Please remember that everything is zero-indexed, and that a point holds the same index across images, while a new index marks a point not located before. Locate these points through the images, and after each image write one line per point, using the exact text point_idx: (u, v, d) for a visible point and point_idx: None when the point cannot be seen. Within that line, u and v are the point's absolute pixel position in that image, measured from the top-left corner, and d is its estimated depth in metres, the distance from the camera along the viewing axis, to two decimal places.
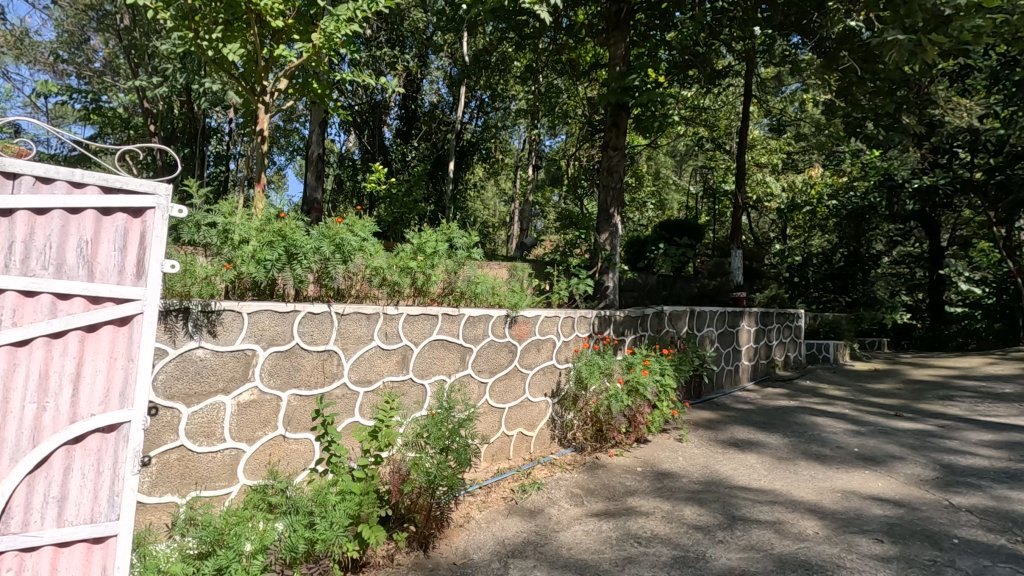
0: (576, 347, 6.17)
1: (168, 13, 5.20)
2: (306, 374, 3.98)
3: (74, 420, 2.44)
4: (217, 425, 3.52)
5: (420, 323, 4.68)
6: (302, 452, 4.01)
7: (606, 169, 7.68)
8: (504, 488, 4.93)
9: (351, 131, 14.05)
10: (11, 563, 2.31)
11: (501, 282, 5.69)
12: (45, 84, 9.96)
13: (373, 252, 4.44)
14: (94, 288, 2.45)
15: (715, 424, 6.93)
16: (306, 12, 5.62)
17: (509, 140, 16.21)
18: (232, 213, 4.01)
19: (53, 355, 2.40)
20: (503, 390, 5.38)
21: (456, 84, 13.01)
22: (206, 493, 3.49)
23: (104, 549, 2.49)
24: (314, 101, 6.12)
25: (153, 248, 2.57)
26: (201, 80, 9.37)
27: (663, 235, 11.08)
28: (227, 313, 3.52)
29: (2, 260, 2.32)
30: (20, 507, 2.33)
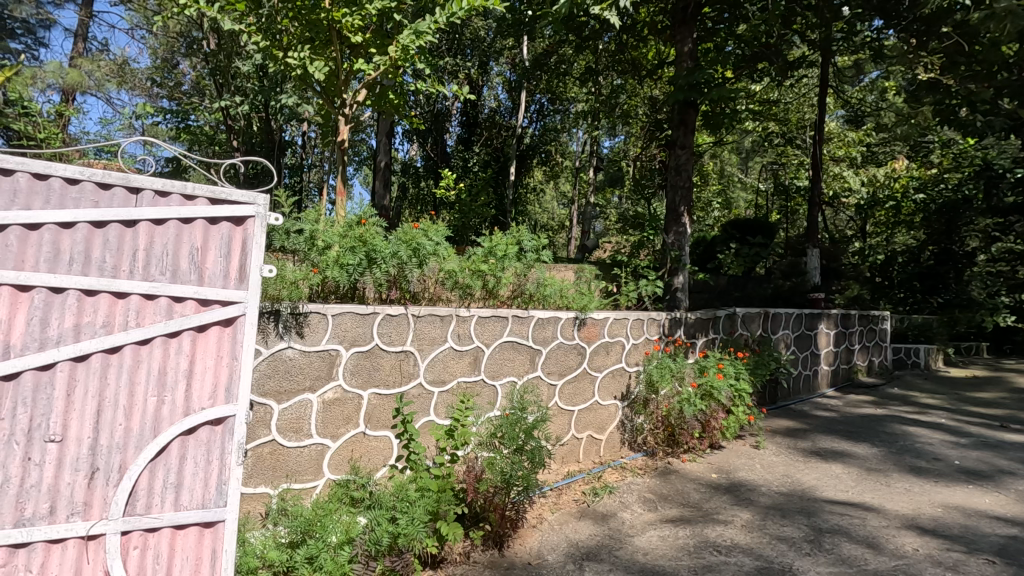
0: (647, 349, 6.07)
1: (261, 37, 5.59)
2: (385, 374, 4.14)
3: (187, 413, 2.65)
4: (305, 421, 3.74)
5: (492, 324, 4.76)
6: (382, 449, 4.17)
7: (674, 169, 7.50)
8: (576, 490, 4.91)
9: (414, 140, 14.48)
10: (137, 542, 2.54)
11: (569, 284, 5.67)
12: (144, 107, 10.79)
13: (446, 256, 4.56)
14: (203, 291, 2.66)
15: (794, 432, 6.60)
16: (383, 27, 5.81)
17: (569, 144, 16.15)
18: (317, 220, 4.24)
19: (170, 352, 2.62)
20: (573, 391, 5.37)
21: (516, 88, 13.04)
22: (295, 485, 3.71)
23: (213, 533, 2.70)
24: (390, 112, 6.33)
25: (254, 255, 2.78)
26: (278, 95, 9.88)
27: (734, 235, 10.67)
28: (314, 315, 3.72)
29: (126, 266, 2.55)
30: (144, 490, 2.56)
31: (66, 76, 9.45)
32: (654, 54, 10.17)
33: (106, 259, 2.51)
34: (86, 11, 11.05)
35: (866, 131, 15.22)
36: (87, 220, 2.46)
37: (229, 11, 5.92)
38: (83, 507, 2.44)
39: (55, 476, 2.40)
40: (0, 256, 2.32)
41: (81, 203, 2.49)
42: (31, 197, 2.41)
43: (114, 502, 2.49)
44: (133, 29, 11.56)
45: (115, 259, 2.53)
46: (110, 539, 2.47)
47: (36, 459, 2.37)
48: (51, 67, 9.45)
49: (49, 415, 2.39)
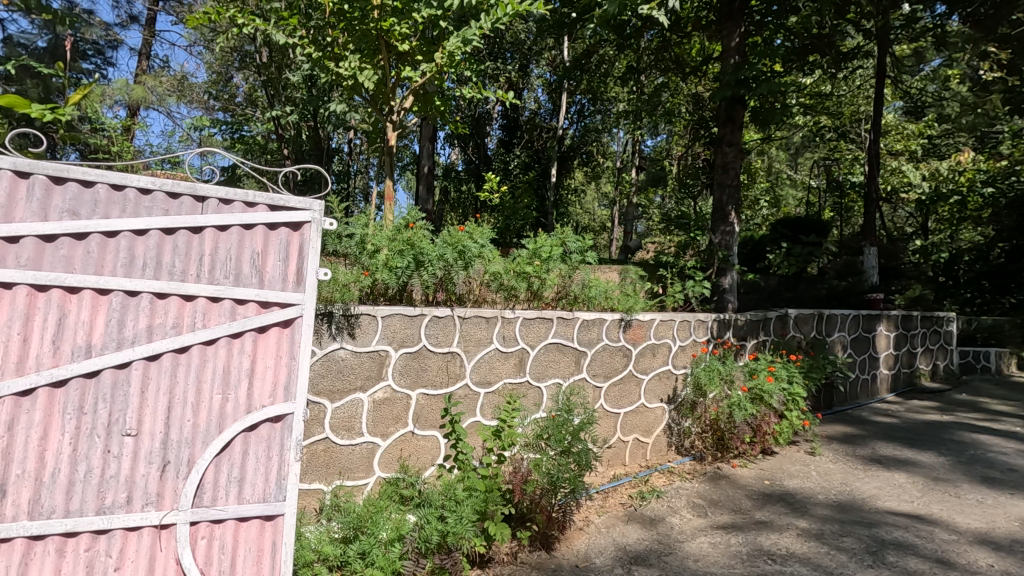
0: (694, 351, 5.95)
1: (313, 48, 5.79)
2: (433, 375, 4.22)
3: (249, 411, 2.78)
4: (356, 419, 3.85)
5: (537, 326, 4.77)
6: (429, 449, 4.24)
7: (721, 167, 7.32)
8: (622, 493, 4.86)
9: (456, 145, 14.65)
10: (204, 532, 2.68)
11: (614, 285, 5.60)
12: (201, 119, 11.33)
13: (491, 258, 4.61)
14: (264, 294, 2.79)
15: (852, 438, 6.33)
16: (429, 35, 5.91)
17: (610, 144, 15.97)
18: (367, 224, 4.36)
19: (233, 352, 2.75)
20: (618, 394, 5.31)
21: (556, 90, 12.98)
22: (347, 482, 3.82)
23: (274, 526, 2.82)
24: (435, 117, 6.42)
25: (310, 259, 2.89)
26: (326, 103, 10.19)
27: (785, 234, 10.32)
28: (364, 317, 3.84)
29: (194, 270, 2.69)
30: (210, 484, 2.69)
31: (132, 92, 10.01)
32: (699, 51, 9.95)
33: (176, 264, 2.66)
34: (149, 31, 11.72)
35: (927, 123, 14.45)
36: (159, 227, 2.61)
37: (281, 24, 6.15)
38: (156, 498, 2.59)
39: (131, 468, 2.55)
40: (84, 262, 2.50)
41: (153, 212, 2.64)
42: (109, 207, 2.57)
43: (183, 494, 2.62)
44: (191, 46, 12.16)
45: (183, 264, 2.67)
46: (181, 529, 2.61)
47: (114, 451, 2.53)
48: (119, 85, 10.04)
49: (125, 410, 2.55)
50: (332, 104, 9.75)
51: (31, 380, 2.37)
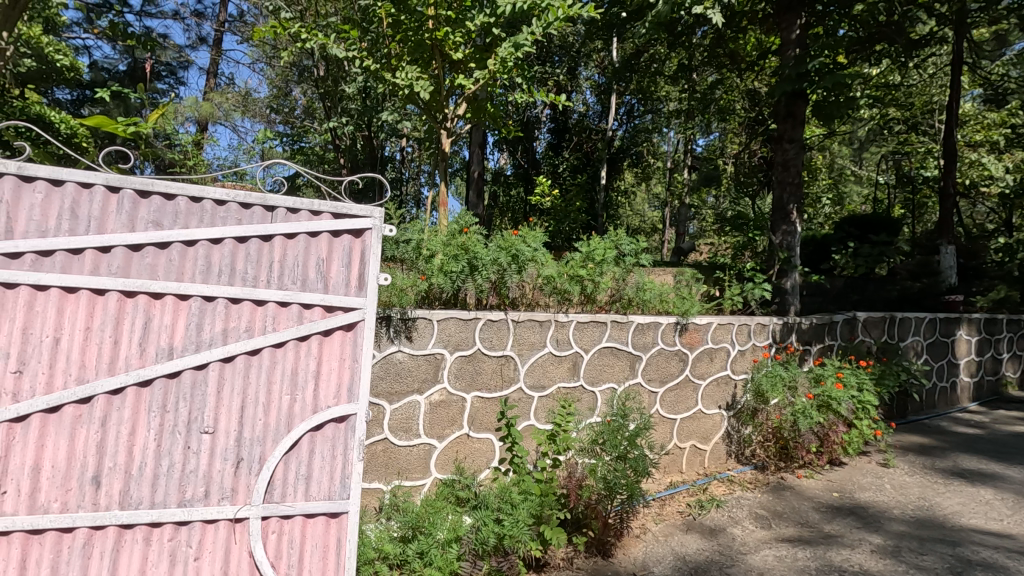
0: (755, 356, 5.74)
1: (370, 60, 5.97)
2: (487, 378, 4.26)
3: (315, 411, 2.89)
4: (413, 421, 3.93)
5: (590, 330, 4.72)
6: (484, 451, 4.28)
7: (782, 164, 7.04)
8: (680, 502, 4.74)
9: (504, 150, 14.72)
10: (275, 527, 2.81)
11: (669, 288, 5.48)
12: (264, 132, 11.89)
13: (544, 261, 4.61)
14: (329, 299, 2.90)
15: (929, 449, 5.92)
16: (482, 43, 5.98)
17: (661, 144, 15.64)
18: (422, 229, 4.46)
19: (301, 354, 2.87)
20: (674, 400, 5.19)
21: (605, 92, 12.80)
22: (406, 482, 3.92)
23: (339, 523, 2.91)
24: (488, 123, 6.47)
25: (371, 265, 2.99)
26: (380, 113, 10.46)
27: (852, 232, 9.72)
28: (420, 321, 3.93)
29: (264, 277, 2.83)
30: (280, 481, 2.81)
31: (201, 108, 10.63)
32: (755, 46, 9.60)
33: (248, 271, 2.80)
34: (217, 50, 12.42)
35: (1010, 111, 13.38)
36: (233, 236, 2.76)
37: (340, 39, 6.36)
38: (231, 493, 2.73)
39: (208, 464, 2.70)
40: (166, 269, 2.67)
41: (228, 221, 2.79)
42: (188, 217, 2.73)
43: (256, 490, 2.76)
44: (254, 64, 12.82)
45: (255, 271, 2.81)
46: (253, 522, 2.75)
47: (194, 447, 2.68)
48: (189, 102, 10.68)
49: (203, 409, 2.71)
50: (385, 113, 10.00)
51: (121, 380, 2.55)
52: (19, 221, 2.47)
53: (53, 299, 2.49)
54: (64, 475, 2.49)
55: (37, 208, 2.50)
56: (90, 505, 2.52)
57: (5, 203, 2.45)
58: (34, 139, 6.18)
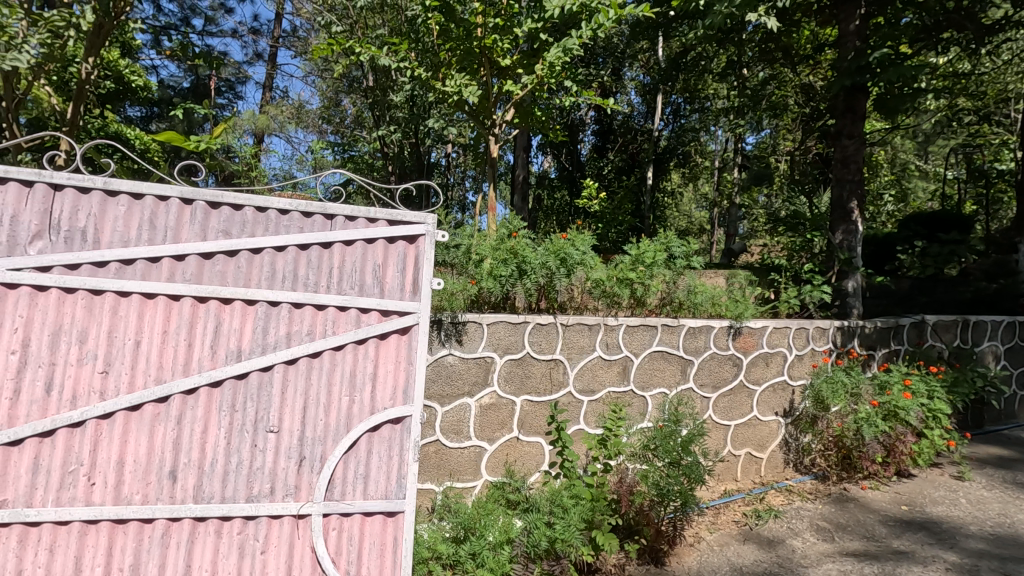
0: (814, 361, 5.52)
1: (421, 70, 6.11)
2: (537, 381, 4.27)
3: (373, 412, 2.98)
4: (464, 423, 3.99)
5: (640, 333, 4.66)
6: (534, 455, 4.29)
7: (841, 161, 6.76)
8: (735, 511, 4.61)
9: (548, 153, 14.70)
10: (335, 524, 2.91)
11: (722, 291, 5.34)
12: (316, 142, 12.33)
13: (593, 265, 4.59)
14: (385, 303, 2.99)
15: (1009, 462, 5.54)
16: (529, 48, 6.02)
17: (709, 143, 15.25)
18: (472, 234, 4.53)
19: (359, 356, 2.97)
20: (728, 405, 5.05)
21: (651, 92, 12.58)
22: (457, 484, 3.98)
23: (395, 522, 2.99)
24: (535, 127, 6.50)
25: (425, 270, 3.06)
26: (427, 121, 10.65)
27: (919, 231, 9.18)
28: (471, 324, 3.98)
29: (325, 282, 2.94)
30: (340, 479, 2.91)
31: (258, 121, 11.12)
32: (810, 39, 9.24)
33: (310, 277, 2.92)
34: (273, 65, 12.97)
35: None
36: (295, 243, 2.88)
37: (391, 50, 6.53)
38: (294, 490, 2.85)
39: (274, 461, 2.83)
40: (235, 276, 2.82)
41: (291, 229, 2.92)
42: (255, 226, 2.87)
43: (317, 487, 2.86)
44: (306, 77, 13.32)
45: (316, 277, 2.93)
46: (315, 519, 2.85)
47: (260, 446, 2.82)
48: (247, 115, 11.20)
49: (269, 409, 2.83)
50: (433, 120, 10.19)
51: (195, 380, 2.71)
52: (105, 231, 2.66)
53: (135, 304, 2.66)
54: (145, 469, 2.66)
55: (120, 220, 2.68)
56: (168, 498, 2.69)
57: (93, 216, 2.65)
58: (114, 156, 6.67)
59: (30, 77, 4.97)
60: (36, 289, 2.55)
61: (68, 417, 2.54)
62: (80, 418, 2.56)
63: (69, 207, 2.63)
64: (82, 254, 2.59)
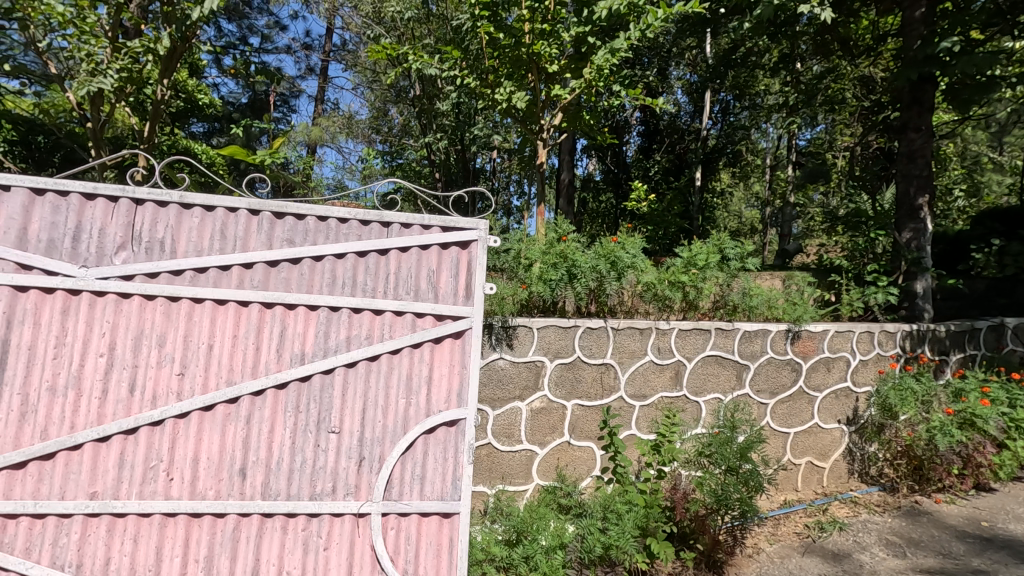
0: (880, 366, 5.25)
1: (471, 79, 6.21)
2: (588, 386, 4.25)
3: (428, 415, 3.05)
4: (516, 427, 4.03)
5: (693, 337, 4.56)
6: (586, 459, 4.28)
7: (907, 155, 6.40)
8: (796, 522, 4.44)
9: (593, 156, 14.57)
10: (393, 523, 2.99)
11: (779, 293, 5.15)
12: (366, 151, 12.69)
13: (643, 268, 4.53)
14: (439, 308, 3.06)
15: None
16: (577, 52, 6.01)
17: (761, 141, 14.78)
18: (521, 239, 4.56)
19: (414, 360, 3.04)
20: (787, 412, 4.87)
21: (698, 91, 12.26)
22: (509, 487, 4.03)
23: (451, 523, 3.04)
24: (584, 130, 6.47)
25: (478, 275, 3.12)
26: (473, 128, 10.78)
27: (995, 228, 8.59)
28: (521, 328, 4.02)
29: (382, 288, 3.04)
30: (397, 479, 2.99)
31: (311, 133, 11.55)
32: (869, 28, 8.80)
33: (368, 282, 3.02)
34: (325, 79, 13.45)
35: None
36: (354, 250, 2.99)
37: (439, 59, 6.66)
38: (355, 489, 2.94)
39: (335, 461, 2.93)
40: (298, 282, 2.94)
41: (349, 237, 3.02)
42: (316, 234, 2.99)
43: (376, 487, 2.95)
44: (356, 88, 13.75)
45: (373, 282, 3.03)
46: (374, 518, 2.93)
47: (322, 445, 2.92)
48: (301, 127, 11.65)
49: (330, 410, 2.94)
50: (478, 127, 10.30)
51: (262, 382, 2.84)
52: (180, 241, 2.84)
53: (208, 310, 2.83)
54: (217, 466, 2.81)
55: (194, 231, 2.86)
56: (238, 494, 2.83)
57: (170, 227, 2.83)
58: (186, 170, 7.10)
59: (113, 99, 5.34)
60: (120, 296, 2.75)
61: (149, 416, 2.72)
62: (159, 417, 2.73)
63: (150, 219, 2.81)
64: (161, 264, 2.77)
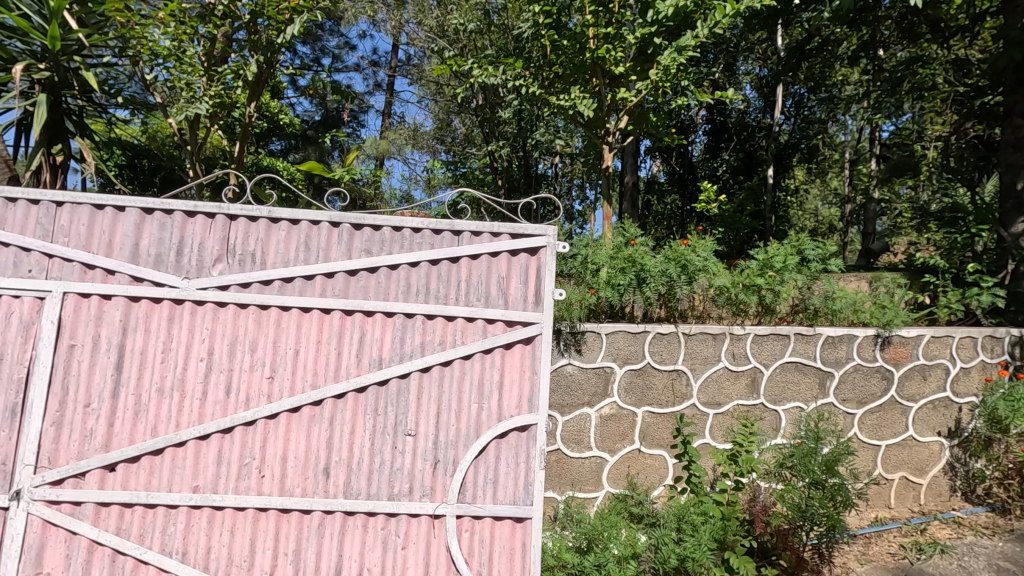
0: (986, 375, 4.79)
1: (535, 87, 6.24)
2: (658, 393, 4.18)
3: (500, 420, 3.09)
4: (585, 433, 4.06)
5: (770, 343, 4.37)
6: (657, 468, 4.18)
7: (1012, 143, 5.83)
8: (890, 541, 4.15)
9: (657, 157, 14.22)
10: (468, 525, 3.05)
11: (866, 295, 4.81)
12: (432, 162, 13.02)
13: (715, 271, 4.38)
14: (509, 314, 3.10)
15: None
16: (643, 52, 5.90)
17: (839, 134, 13.90)
18: (588, 243, 4.52)
19: (485, 365, 3.10)
20: (877, 424, 4.55)
21: (769, 85, 11.69)
22: (579, 493, 4.06)
23: (524, 528, 3.06)
24: (650, 132, 6.34)
25: (547, 281, 3.14)
26: (534, 135, 10.82)
27: None
28: (590, 334, 4.09)
29: (454, 294, 3.12)
30: (470, 483, 3.05)
31: (380, 146, 12.00)
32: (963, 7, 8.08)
33: (440, 290, 3.11)
34: (392, 93, 13.94)
35: None
36: (427, 259, 3.09)
37: (503, 68, 6.73)
38: (430, 490, 3.03)
39: (411, 463, 3.03)
40: (376, 290, 3.07)
41: (423, 246, 3.12)
42: (392, 244, 3.11)
43: (451, 489, 3.02)
44: (420, 101, 14.15)
45: (445, 289, 3.11)
46: (449, 520, 3.01)
47: (400, 447, 3.03)
48: (371, 142, 12.13)
49: (407, 413, 3.05)
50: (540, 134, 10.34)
51: (343, 386, 2.99)
52: (270, 254, 3.04)
53: (295, 317, 3.01)
54: (303, 465, 2.98)
55: (281, 243, 3.05)
56: (322, 493, 2.98)
57: (260, 240, 3.04)
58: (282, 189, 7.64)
59: (208, 123, 5.80)
60: (218, 305, 2.97)
61: (243, 416, 2.92)
62: (252, 417, 2.93)
63: (242, 233, 3.03)
64: (253, 274, 2.98)
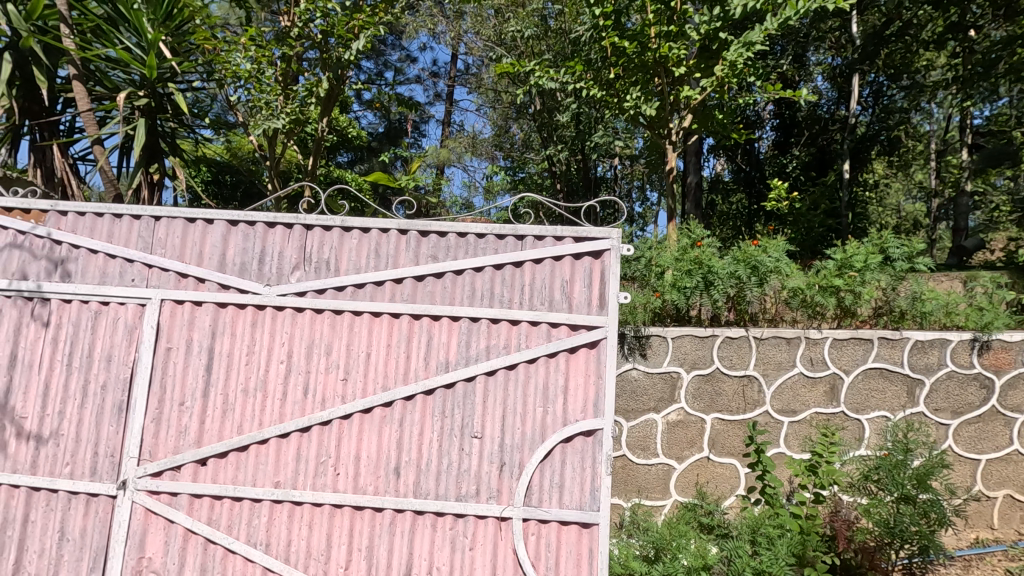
0: None
1: (596, 89, 6.20)
2: (728, 399, 4.07)
3: (565, 424, 3.08)
4: (651, 439, 4.06)
5: (851, 348, 4.12)
6: (728, 477, 4.01)
7: None
8: (993, 565, 3.80)
9: (722, 155, 13.73)
10: (534, 529, 3.05)
11: (961, 296, 4.45)
12: (491, 168, 13.18)
13: (789, 272, 4.19)
14: (574, 318, 3.09)
15: None
16: (707, 47, 5.73)
17: (924, 123, 12.92)
18: (652, 245, 4.50)
19: (549, 369, 3.11)
20: (975, 436, 4.17)
21: (844, 75, 11.04)
22: (646, 501, 4.04)
23: (591, 533, 3.03)
24: (715, 130, 6.15)
25: (611, 285, 3.11)
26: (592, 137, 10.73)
27: None
28: (655, 338, 4.14)
29: (518, 298, 3.15)
30: (536, 485, 3.06)
31: (441, 155, 12.29)
32: None
33: (505, 294, 3.15)
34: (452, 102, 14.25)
35: None
36: (491, 263, 3.13)
37: (562, 72, 6.73)
38: (497, 492, 3.06)
39: (478, 464, 3.08)
40: (442, 294, 3.15)
41: (487, 251, 3.18)
42: (457, 249, 3.18)
43: (517, 492, 3.04)
44: (480, 109, 14.35)
45: (509, 294, 3.15)
46: (515, 522, 3.03)
47: (467, 449, 3.08)
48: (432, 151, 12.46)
49: (473, 415, 3.10)
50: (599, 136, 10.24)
51: (412, 388, 3.08)
52: (343, 261, 3.18)
53: (367, 321, 3.14)
54: (375, 464, 3.09)
55: (353, 250, 3.18)
56: (393, 492, 3.07)
57: (334, 248, 3.19)
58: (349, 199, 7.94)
59: (284, 138, 6.14)
60: (296, 310, 3.15)
61: (320, 416, 3.07)
62: (328, 417, 3.07)
63: (318, 242, 3.19)
64: (328, 280, 3.14)
